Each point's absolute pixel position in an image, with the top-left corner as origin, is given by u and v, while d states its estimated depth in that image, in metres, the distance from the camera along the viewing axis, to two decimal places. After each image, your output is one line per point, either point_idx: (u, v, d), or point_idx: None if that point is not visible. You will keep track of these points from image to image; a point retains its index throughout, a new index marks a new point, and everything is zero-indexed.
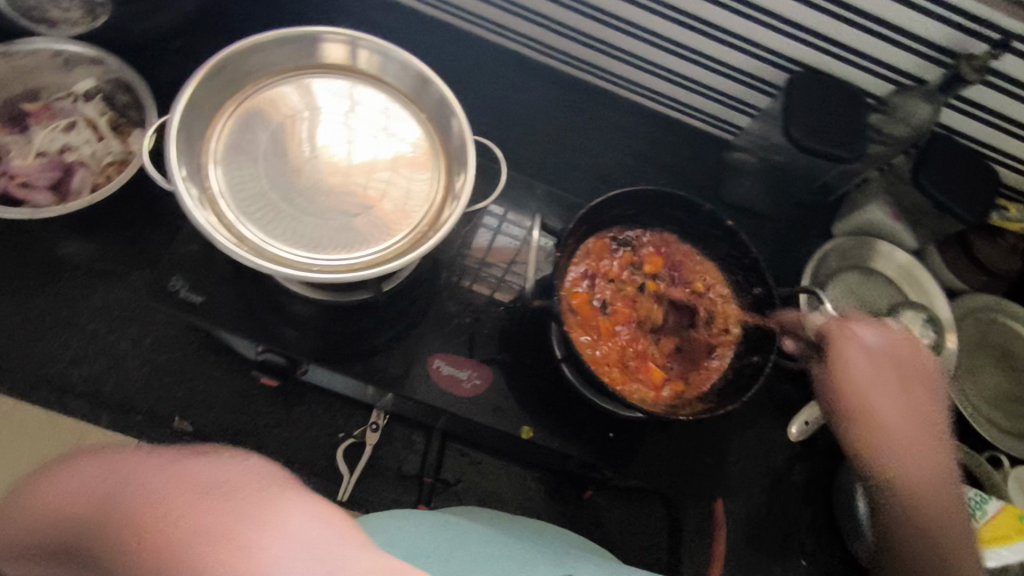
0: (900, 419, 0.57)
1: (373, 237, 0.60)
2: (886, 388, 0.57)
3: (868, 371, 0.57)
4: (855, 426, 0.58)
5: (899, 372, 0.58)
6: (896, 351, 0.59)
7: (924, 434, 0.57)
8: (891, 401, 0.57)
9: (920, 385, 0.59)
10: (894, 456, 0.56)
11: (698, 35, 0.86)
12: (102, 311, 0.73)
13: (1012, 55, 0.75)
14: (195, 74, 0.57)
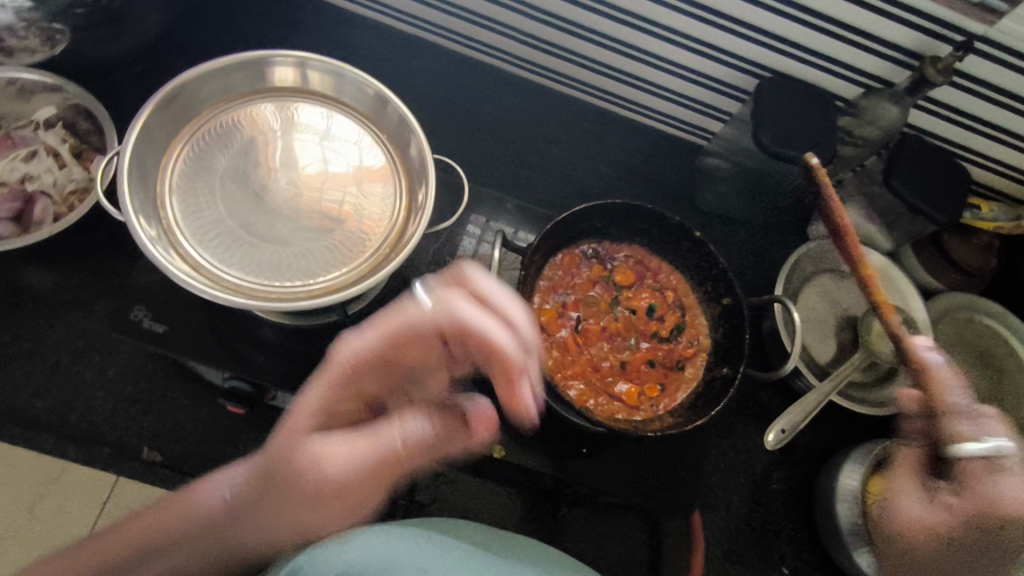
0: (940, 573, 0.52)
1: (333, 262, 0.60)
2: (963, 554, 0.51)
3: (968, 531, 0.49)
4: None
5: (972, 538, 0.50)
6: (1004, 515, 0.48)
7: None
8: (936, 562, 0.52)
9: (1005, 546, 0.49)
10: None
11: (665, 43, 0.86)
12: (67, 341, 0.72)
13: (977, 56, 0.75)
14: (147, 105, 0.57)
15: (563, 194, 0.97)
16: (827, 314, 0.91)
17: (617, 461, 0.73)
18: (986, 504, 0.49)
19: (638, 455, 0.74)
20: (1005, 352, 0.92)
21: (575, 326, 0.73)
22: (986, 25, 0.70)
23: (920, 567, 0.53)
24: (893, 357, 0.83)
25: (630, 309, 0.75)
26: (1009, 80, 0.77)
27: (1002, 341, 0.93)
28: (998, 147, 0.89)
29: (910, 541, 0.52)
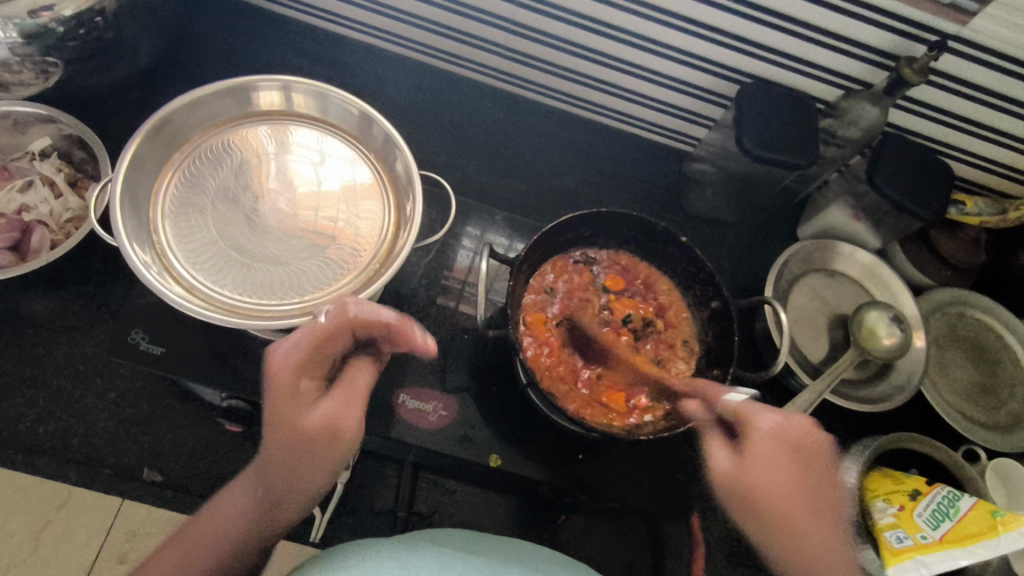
0: (786, 522, 0.55)
1: (326, 279, 0.61)
2: (782, 482, 0.56)
3: (760, 456, 0.57)
4: (764, 534, 0.55)
5: (776, 458, 0.57)
6: (788, 436, 0.58)
7: (809, 522, 0.55)
8: (766, 497, 0.55)
9: (804, 467, 0.57)
10: (785, 550, 0.54)
11: (645, 52, 0.88)
12: (67, 367, 0.73)
13: (952, 55, 0.77)
14: (136, 133, 0.58)
15: (553, 203, 0.98)
16: (818, 314, 0.91)
17: (614, 465, 0.74)
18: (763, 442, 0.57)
19: (635, 459, 0.75)
20: (998, 346, 0.94)
21: (561, 333, 0.74)
22: (958, 24, 0.72)
23: (775, 518, 0.55)
24: (885, 354, 0.84)
25: (614, 314, 0.76)
26: (985, 77, 0.78)
27: (994, 335, 0.94)
28: (979, 143, 0.90)
29: (744, 491, 0.56)
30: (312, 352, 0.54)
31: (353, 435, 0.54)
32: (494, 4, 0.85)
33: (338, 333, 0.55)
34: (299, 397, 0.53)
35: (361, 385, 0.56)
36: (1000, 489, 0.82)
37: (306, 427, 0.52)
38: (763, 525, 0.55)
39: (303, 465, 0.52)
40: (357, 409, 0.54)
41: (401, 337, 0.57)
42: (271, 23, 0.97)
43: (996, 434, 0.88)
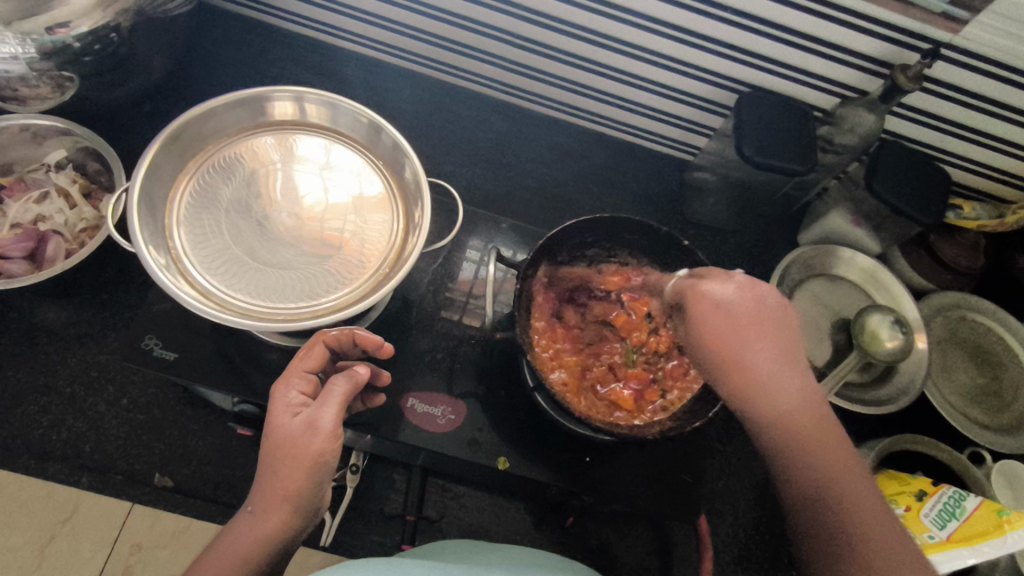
0: (777, 378, 0.49)
1: (337, 283, 0.62)
2: (733, 329, 0.51)
3: (727, 312, 0.51)
4: (742, 395, 0.50)
5: (758, 323, 0.51)
6: (748, 308, 0.51)
7: (806, 400, 0.49)
8: (759, 345, 0.50)
9: (771, 337, 0.50)
10: (766, 405, 0.49)
11: (645, 62, 0.90)
12: (80, 374, 0.74)
13: (945, 62, 0.79)
14: (153, 142, 0.60)
15: (557, 212, 1.00)
16: (821, 317, 0.92)
17: (620, 467, 0.74)
18: (714, 298, 0.52)
19: (641, 462, 0.75)
20: (1000, 348, 0.94)
21: (564, 341, 0.75)
22: (950, 33, 0.74)
23: (745, 373, 0.49)
24: (889, 356, 0.84)
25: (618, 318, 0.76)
26: (978, 84, 0.80)
27: (996, 338, 0.95)
28: (975, 148, 0.92)
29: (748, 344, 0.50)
30: (299, 368, 0.56)
31: (332, 436, 0.51)
32: (496, 18, 0.87)
33: (314, 347, 0.58)
34: (286, 406, 0.53)
35: (339, 389, 0.53)
36: (1007, 491, 0.82)
37: (288, 430, 0.51)
38: (758, 383, 0.49)
39: (283, 471, 0.50)
40: (333, 409, 0.52)
41: (361, 342, 0.61)
42: (279, 39, 1.00)
43: (1002, 437, 0.88)
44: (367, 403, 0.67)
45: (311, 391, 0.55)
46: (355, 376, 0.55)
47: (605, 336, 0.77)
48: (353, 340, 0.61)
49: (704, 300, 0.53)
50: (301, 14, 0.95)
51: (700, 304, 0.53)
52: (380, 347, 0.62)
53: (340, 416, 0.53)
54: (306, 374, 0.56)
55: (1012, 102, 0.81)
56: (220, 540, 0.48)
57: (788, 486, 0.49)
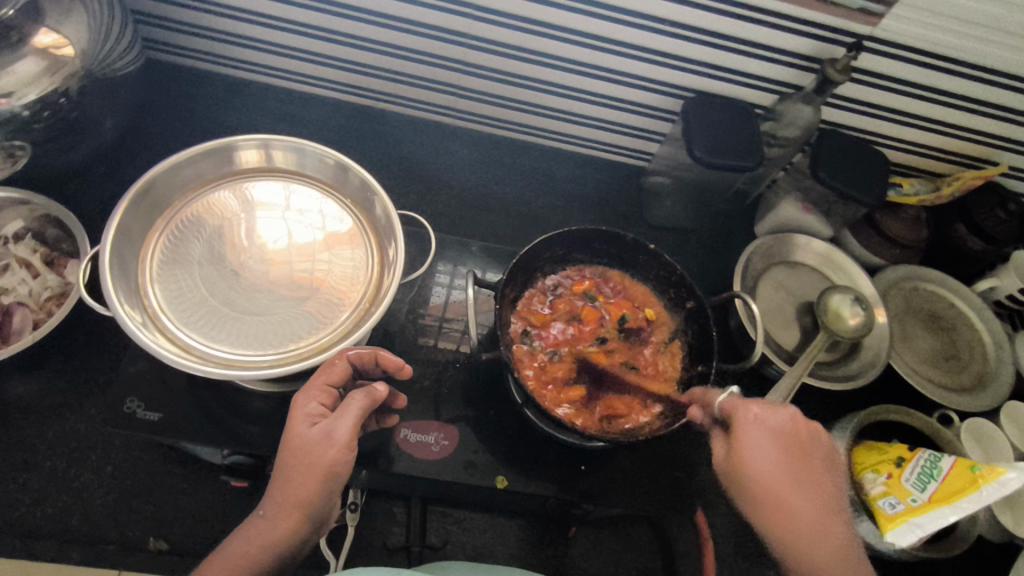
0: (815, 522, 0.55)
1: (318, 323, 0.63)
2: (783, 474, 0.56)
3: (772, 458, 0.56)
4: (775, 529, 0.55)
5: (800, 458, 0.57)
6: (797, 437, 0.58)
7: (840, 544, 0.54)
8: (801, 489, 0.56)
9: (814, 477, 0.57)
10: (804, 548, 0.54)
11: (592, 78, 0.94)
12: (60, 446, 0.72)
13: (869, 53, 0.84)
14: (119, 203, 0.60)
15: (523, 229, 1.02)
16: (785, 303, 0.96)
17: (614, 471, 0.76)
18: (762, 437, 0.57)
19: (634, 463, 0.77)
20: (952, 313, 1.01)
21: (538, 350, 0.76)
22: (869, 26, 0.79)
23: (795, 527, 0.54)
24: (853, 333, 0.88)
25: (586, 323, 0.79)
26: (901, 70, 0.86)
27: (947, 304, 1.01)
28: (906, 129, 0.97)
29: (786, 493, 0.55)
30: (318, 380, 0.59)
31: (344, 449, 0.55)
32: (446, 48, 0.90)
33: (336, 364, 0.60)
34: (306, 417, 0.57)
35: (354, 405, 0.56)
36: (978, 448, 0.87)
37: (305, 441, 0.55)
38: (801, 533, 0.54)
39: (298, 477, 0.53)
40: (348, 425, 0.55)
41: (382, 363, 0.63)
42: (231, 87, 1.00)
43: (965, 397, 0.93)
44: (380, 422, 0.72)
45: (330, 402, 0.59)
46: (373, 394, 0.58)
47: (575, 339, 0.78)
48: (375, 360, 0.63)
49: (756, 429, 0.57)
50: (251, 60, 0.96)
51: (751, 437, 0.57)
52: (399, 368, 0.64)
53: (355, 431, 0.56)
54: (326, 387, 0.59)
55: (933, 84, 0.88)
56: (235, 534, 0.53)
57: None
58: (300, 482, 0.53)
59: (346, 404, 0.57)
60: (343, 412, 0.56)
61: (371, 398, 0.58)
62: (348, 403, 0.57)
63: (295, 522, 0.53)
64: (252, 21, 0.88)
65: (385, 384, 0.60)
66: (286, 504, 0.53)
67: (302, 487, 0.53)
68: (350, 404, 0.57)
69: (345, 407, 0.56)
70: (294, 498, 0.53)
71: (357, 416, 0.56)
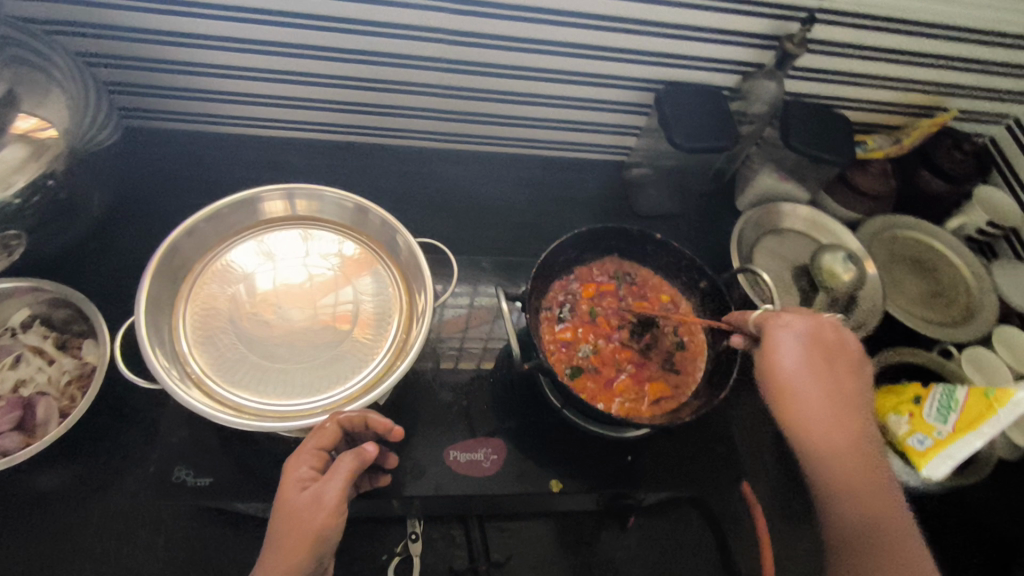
0: (829, 422, 0.64)
1: (361, 361, 0.63)
2: (797, 369, 0.65)
3: (797, 359, 0.65)
4: (794, 430, 0.65)
5: (820, 363, 0.65)
6: (822, 343, 0.66)
7: (853, 445, 0.64)
8: (819, 384, 0.64)
9: (842, 379, 0.66)
10: (819, 445, 0.64)
11: (564, 82, 0.97)
12: (106, 527, 0.70)
13: (821, 24, 0.90)
14: (146, 272, 0.60)
15: (524, 237, 1.03)
16: (783, 268, 1.00)
17: (657, 455, 0.80)
18: (790, 341, 0.65)
19: (672, 445, 0.81)
20: (931, 255, 1.08)
21: (568, 349, 0.78)
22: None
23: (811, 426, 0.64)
24: (849, 287, 0.94)
25: (607, 316, 0.81)
26: (851, 37, 0.92)
27: (924, 247, 1.08)
28: (862, 90, 1.03)
29: (803, 387, 0.65)
30: (310, 442, 0.58)
31: (333, 513, 0.55)
32: (426, 74, 0.93)
33: (327, 426, 0.59)
34: (298, 480, 0.57)
35: (344, 466, 0.56)
36: (978, 375, 0.94)
37: (296, 505, 0.55)
38: (812, 429, 0.64)
39: (286, 543, 0.53)
40: (337, 485, 0.56)
41: (372, 426, 0.63)
42: (208, 142, 0.99)
43: (960, 328, 0.99)
44: (372, 482, 0.70)
45: (321, 465, 0.59)
46: (362, 453, 0.58)
47: (598, 334, 0.80)
48: (365, 424, 0.63)
49: (778, 340, 0.66)
50: (227, 114, 0.96)
51: (781, 341, 0.65)
52: (390, 430, 0.64)
53: (344, 493, 0.56)
54: (318, 450, 0.58)
55: (882, 45, 0.94)
56: None
57: (830, 500, 0.63)
58: (287, 551, 0.52)
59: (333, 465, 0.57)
60: (331, 475, 0.56)
61: (358, 459, 0.57)
62: (336, 464, 0.57)
63: None
64: (224, 74, 0.89)
65: (375, 443, 0.59)
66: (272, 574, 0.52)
67: (289, 554, 0.52)
68: (337, 467, 0.57)
69: (333, 470, 0.57)
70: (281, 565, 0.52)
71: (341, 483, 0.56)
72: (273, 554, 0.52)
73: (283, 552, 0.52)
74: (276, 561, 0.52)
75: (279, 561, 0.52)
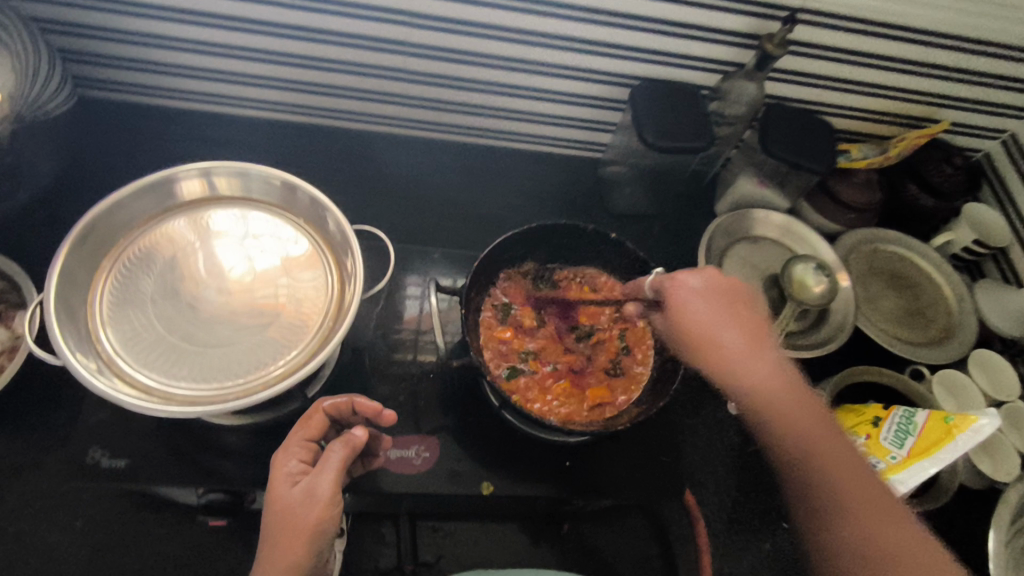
0: (747, 360, 0.62)
1: (284, 348, 0.61)
2: (704, 313, 0.64)
3: (701, 300, 0.64)
4: (716, 368, 0.62)
5: (723, 300, 0.64)
6: (721, 286, 0.65)
7: (770, 372, 0.62)
8: (730, 328, 0.63)
9: (750, 321, 0.64)
10: (735, 375, 0.61)
11: (535, 75, 0.94)
12: (22, 508, 0.69)
13: (805, 25, 0.86)
14: (59, 250, 0.58)
15: (485, 232, 1.01)
16: (752, 279, 0.97)
17: (601, 462, 0.76)
18: (690, 295, 0.65)
19: (615, 451, 0.77)
20: (912, 271, 1.04)
21: (513, 352, 0.77)
22: None
23: (726, 358, 0.62)
24: (820, 299, 0.89)
25: (555, 319, 0.81)
26: (837, 39, 0.88)
27: (905, 263, 1.04)
28: (850, 97, 0.99)
29: (717, 331, 0.63)
30: (298, 437, 0.62)
31: (329, 505, 0.56)
32: (393, 60, 0.90)
33: (314, 417, 0.63)
34: (287, 476, 0.59)
35: (334, 458, 0.58)
36: (950, 399, 0.89)
37: (290, 499, 0.56)
38: (727, 359, 0.62)
39: (285, 539, 0.54)
40: (330, 476, 0.57)
41: (359, 410, 0.65)
42: (171, 118, 0.98)
43: (933, 350, 0.95)
44: (366, 465, 0.69)
45: (309, 457, 0.61)
46: (351, 440, 0.60)
47: (547, 338, 0.80)
48: (352, 408, 0.65)
49: (682, 292, 0.65)
50: (188, 90, 0.94)
51: (679, 297, 0.65)
52: (379, 413, 0.64)
53: (337, 484, 0.58)
54: (306, 442, 0.62)
55: (869, 50, 0.90)
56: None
57: (781, 441, 0.60)
58: (292, 545, 0.53)
59: (325, 458, 0.58)
60: (324, 467, 0.58)
61: (348, 448, 0.59)
62: (329, 455, 0.58)
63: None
64: (183, 49, 0.87)
65: (362, 427, 0.61)
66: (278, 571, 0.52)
67: (289, 548, 0.53)
68: (330, 460, 0.58)
69: (326, 463, 0.58)
70: (285, 562, 0.53)
71: (337, 476, 0.58)
72: (276, 551, 0.53)
73: (287, 549, 0.53)
74: (282, 557, 0.53)
75: (285, 554, 0.53)
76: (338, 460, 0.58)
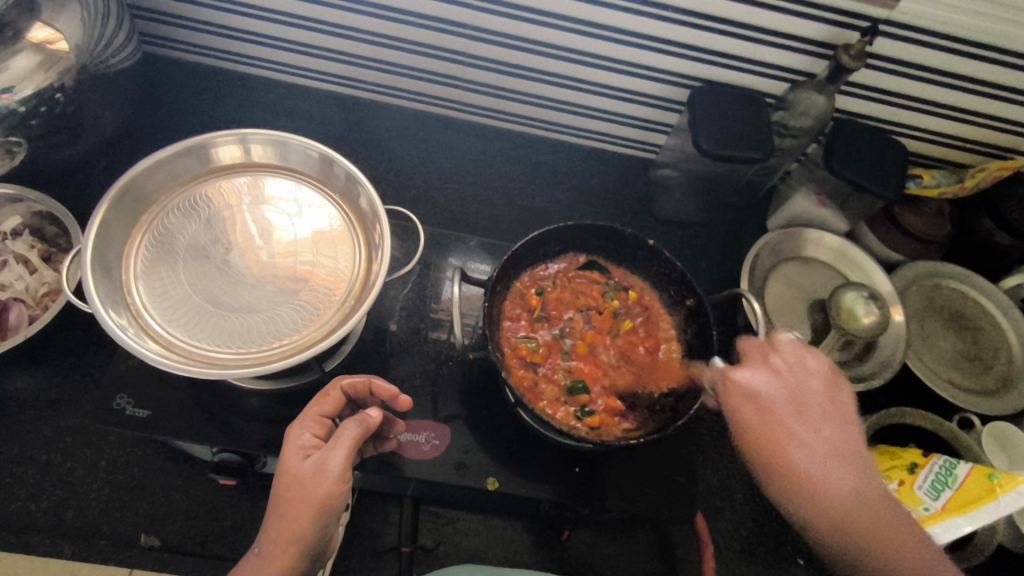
0: (838, 464, 0.51)
1: (305, 321, 0.61)
2: (794, 422, 0.53)
3: (762, 388, 0.55)
4: (770, 477, 0.52)
5: (787, 410, 0.54)
6: (784, 392, 0.55)
7: (855, 501, 0.50)
8: (800, 440, 0.52)
9: (823, 433, 0.52)
10: (832, 488, 0.50)
11: (593, 67, 0.91)
12: (56, 441, 0.73)
13: (886, 38, 0.80)
14: (100, 202, 0.59)
15: (525, 223, 1.00)
16: (797, 301, 0.92)
17: (613, 473, 0.74)
18: (749, 381, 0.56)
19: (631, 465, 0.75)
20: (977, 312, 0.96)
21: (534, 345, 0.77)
22: (886, 9, 0.75)
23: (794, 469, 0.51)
24: (869, 332, 0.84)
25: (585, 317, 0.80)
26: (921, 56, 0.81)
27: (971, 302, 0.96)
28: (929, 119, 0.92)
29: (799, 417, 0.53)
30: (312, 411, 0.60)
31: (338, 481, 0.54)
32: (450, 40, 0.88)
33: (330, 393, 0.61)
34: (300, 449, 0.57)
35: (347, 435, 0.56)
36: (1001, 454, 0.83)
37: (299, 472, 0.55)
38: (814, 465, 0.51)
39: (290, 513, 0.53)
40: (341, 454, 0.55)
41: (376, 392, 0.64)
42: (232, 82, 1.00)
43: (987, 401, 0.89)
44: (378, 447, 0.69)
45: (323, 433, 0.60)
46: (365, 421, 0.57)
47: (572, 333, 0.79)
48: (370, 389, 0.64)
49: (739, 390, 0.55)
50: (249, 54, 0.96)
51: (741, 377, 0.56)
52: (396, 397, 0.65)
53: (349, 462, 0.55)
54: (319, 417, 0.60)
55: (956, 71, 0.83)
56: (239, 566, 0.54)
57: (840, 554, 0.50)
58: (295, 520, 0.52)
59: (338, 434, 0.56)
60: (336, 442, 0.56)
61: (361, 427, 0.57)
62: (344, 429, 0.56)
63: (292, 558, 0.52)
64: (244, 13, 0.87)
65: (378, 409, 0.59)
66: (279, 544, 0.52)
67: (293, 521, 0.52)
68: (343, 436, 0.56)
69: (337, 438, 0.56)
70: (289, 536, 0.52)
71: (349, 453, 0.55)
72: (279, 523, 0.52)
73: (290, 523, 0.52)
74: (285, 531, 0.52)
75: (289, 529, 0.52)
76: (351, 438, 0.56)
